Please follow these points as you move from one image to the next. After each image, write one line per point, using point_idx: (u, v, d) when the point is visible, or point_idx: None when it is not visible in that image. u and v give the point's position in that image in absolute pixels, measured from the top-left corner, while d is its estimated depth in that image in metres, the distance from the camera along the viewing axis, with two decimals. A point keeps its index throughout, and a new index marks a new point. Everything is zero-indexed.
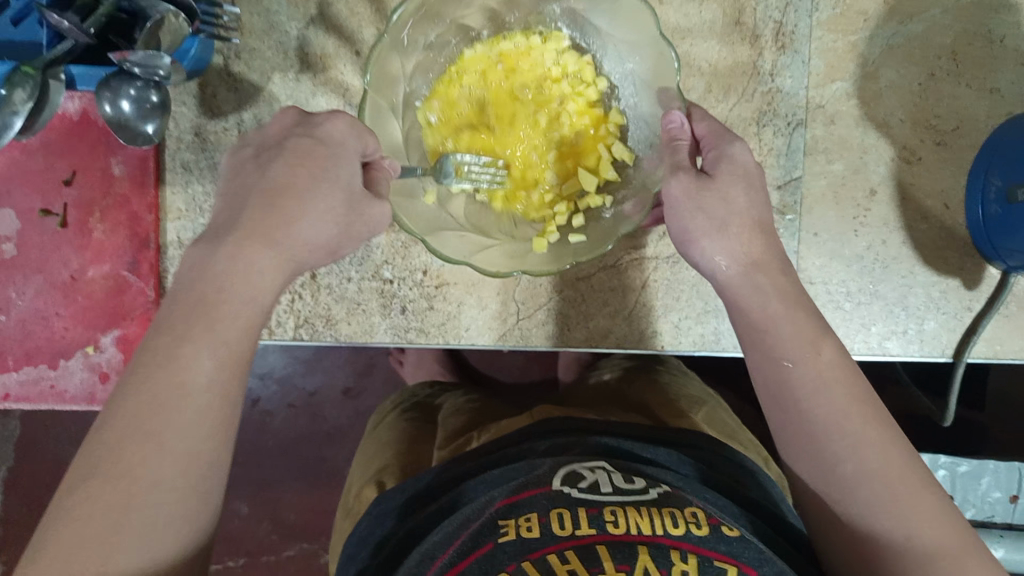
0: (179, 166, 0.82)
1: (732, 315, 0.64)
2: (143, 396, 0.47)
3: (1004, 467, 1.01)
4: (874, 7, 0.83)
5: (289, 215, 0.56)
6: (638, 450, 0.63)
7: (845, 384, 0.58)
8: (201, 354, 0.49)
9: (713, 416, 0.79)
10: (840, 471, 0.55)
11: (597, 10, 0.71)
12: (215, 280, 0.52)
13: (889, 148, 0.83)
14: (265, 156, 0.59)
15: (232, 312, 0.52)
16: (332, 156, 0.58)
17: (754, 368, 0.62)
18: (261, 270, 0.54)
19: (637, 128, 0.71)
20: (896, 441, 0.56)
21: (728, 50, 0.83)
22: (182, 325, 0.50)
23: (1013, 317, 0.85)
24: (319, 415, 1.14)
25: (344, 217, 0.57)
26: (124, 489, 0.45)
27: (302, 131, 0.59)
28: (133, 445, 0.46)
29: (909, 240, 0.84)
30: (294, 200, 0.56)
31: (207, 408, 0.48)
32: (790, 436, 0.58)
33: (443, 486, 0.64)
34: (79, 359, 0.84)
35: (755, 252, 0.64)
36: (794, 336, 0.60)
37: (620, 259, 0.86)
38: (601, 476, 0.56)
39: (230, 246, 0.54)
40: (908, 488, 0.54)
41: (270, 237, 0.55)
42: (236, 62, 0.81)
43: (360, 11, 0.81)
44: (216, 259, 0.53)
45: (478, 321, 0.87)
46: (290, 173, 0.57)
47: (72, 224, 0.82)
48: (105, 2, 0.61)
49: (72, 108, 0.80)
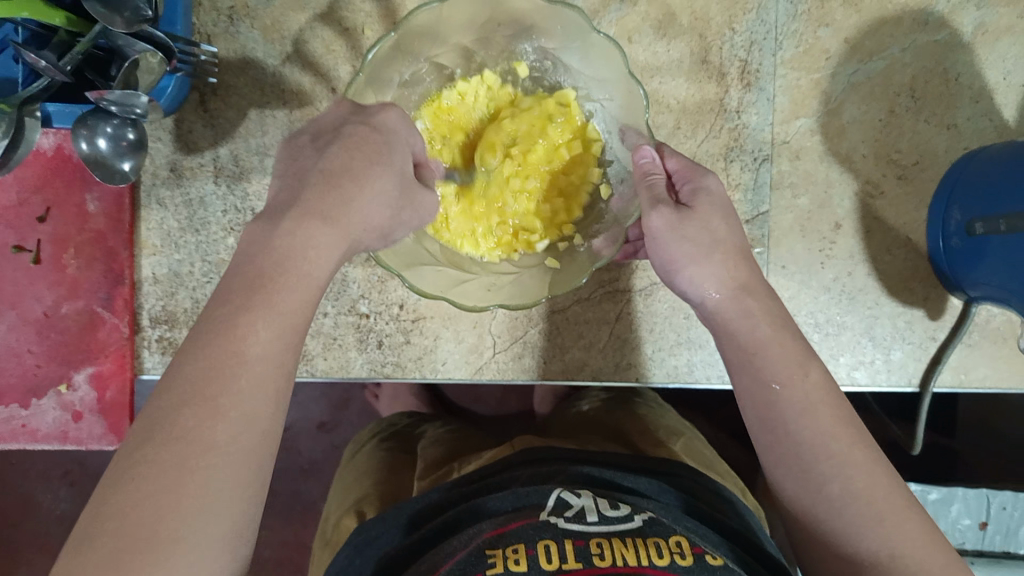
0: (154, 202, 0.82)
1: (721, 340, 0.64)
2: (205, 362, 0.46)
3: (973, 493, 1.02)
4: (835, 46, 0.85)
5: (345, 197, 0.54)
6: (618, 480, 0.64)
7: (830, 405, 0.59)
8: (258, 325, 0.48)
9: (690, 444, 0.80)
10: (826, 491, 0.56)
11: (568, 48, 0.73)
12: (274, 256, 0.51)
13: (853, 182, 0.86)
14: (320, 142, 0.57)
15: (288, 289, 0.50)
16: (384, 143, 0.57)
17: (742, 393, 0.62)
18: (321, 250, 0.52)
19: (611, 163, 0.72)
20: (876, 462, 0.57)
21: (695, 87, 0.85)
22: (235, 308, 0.49)
23: (976, 345, 0.87)
24: (292, 450, 1.13)
25: (396, 200, 0.57)
26: (181, 453, 0.44)
27: (358, 119, 0.58)
28: (192, 412, 0.45)
29: (875, 272, 0.86)
30: (352, 180, 0.54)
31: (262, 378, 0.47)
32: (780, 460, 0.58)
33: (429, 515, 0.64)
34: (53, 397, 0.83)
35: (734, 277, 0.64)
36: (780, 357, 0.61)
37: (594, 292, 0.87)
38: (587, 502, 0.57)
39: (290, 222, 0.52)
40: (891, 507, 0.55)
41: (330, 217, 0.53)
42: (212, 98, 0.82)
43: (337, 49, 0.83)
44: (278, 236, 0.51)
45: (454, 355, 0.87)
46: (344, 157, 0.55)
47: (46, 259, 0.81)
48: (84, 40, 0.62)
49: (47, 144, 0.80)
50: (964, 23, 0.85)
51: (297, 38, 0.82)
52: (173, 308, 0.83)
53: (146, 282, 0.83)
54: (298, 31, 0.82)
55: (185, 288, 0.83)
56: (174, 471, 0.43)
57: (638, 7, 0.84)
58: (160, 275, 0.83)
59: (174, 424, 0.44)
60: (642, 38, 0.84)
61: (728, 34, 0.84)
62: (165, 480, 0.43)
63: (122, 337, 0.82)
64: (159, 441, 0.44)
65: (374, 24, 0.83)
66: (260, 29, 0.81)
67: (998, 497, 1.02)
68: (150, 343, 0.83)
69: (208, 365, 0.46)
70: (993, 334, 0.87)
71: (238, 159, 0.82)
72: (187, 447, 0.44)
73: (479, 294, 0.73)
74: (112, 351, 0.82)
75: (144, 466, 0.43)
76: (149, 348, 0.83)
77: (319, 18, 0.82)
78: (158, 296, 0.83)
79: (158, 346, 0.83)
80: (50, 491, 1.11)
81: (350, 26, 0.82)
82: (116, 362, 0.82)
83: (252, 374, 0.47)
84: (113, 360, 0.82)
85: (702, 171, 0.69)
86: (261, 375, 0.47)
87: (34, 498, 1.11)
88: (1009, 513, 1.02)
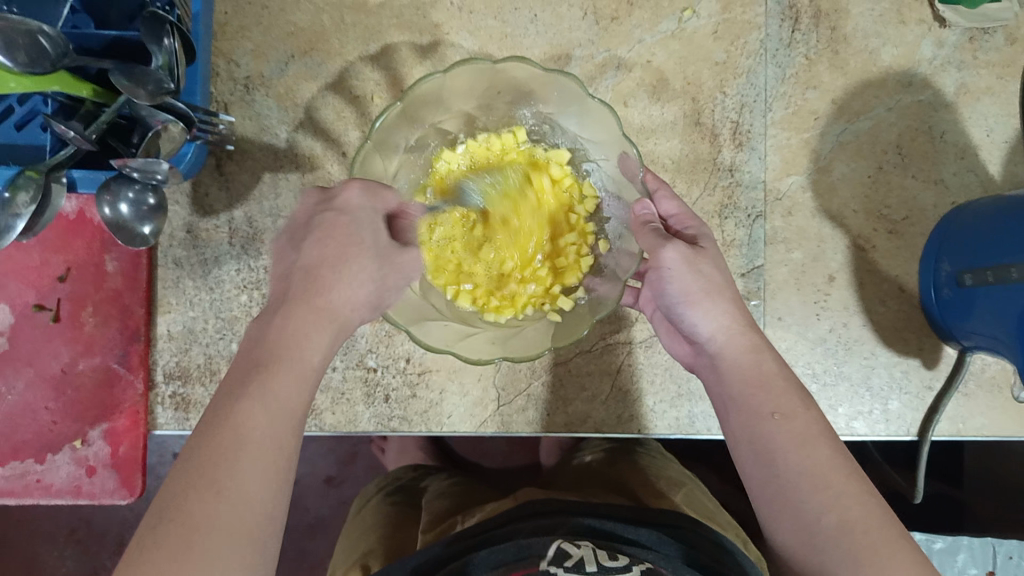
0: (170, 262, 0.85)
1: (723, 384, 0.66)
2: (209, 445, 0.50)
3: (979, 543, 1.03)
4: (823, 107, 0.89)
5: (325, 283, 0.59)
6: (619, 532, 0.65)
7: (827, 438, 0.61)
8: (255, 407, 0.52)
9: (691, 495, 0.82)
10: (822, 524, 0.56)
11: (566, 113, 0.77)
12: (269, 345, 0.55)
13: (845, 237, 0.88)
14: (298, 236, 0.62)
15: (290, 366, 0.55)
16: (353, 224, 0.61)
17: (734, 438, 0.64)
18: (313, 339, 0.57)
19: (609, 220, 0.75)
20: (870, 494, 0.58)
21: (689, 147, 0.88)
22: (238, 386, 0.53)
23: (972, 395, 0.89)
24: (300, 505, 1.14)
25: (378, 272, 0.62)
26: (185, 531, 0.46)
27: (324, 207, 0.62)
28: (195, 492, 0.48)
29: (870, 323, 0.88)
30: (330, 268, 0.60)
31: (264, 456, 0.50)
32: (772, 495, 0.59)
33: (433, 568, 0.66)
34: (67, 453, 0.84)
35: (731, 323, 0.67)
36: (777, 396, 0.63)
37: (596, 344, 0.89)
38: (585, 553, 0.61)
39: (279, 315, 0.58)
40: (886, 535, 0.54)
41: (311, 304, 0.58)
42: (228, 163, 0.85)
43: (346, 116, 0.86)
44: (272, 326, 0.57)
45: (459, 408, 0.89)
46: (320, 248, 0.60)
47: (64, 317, 0.84)
48: (107, 111, 0.66)
49: (70, 208, 0.83)
50: (946, 84, 0.89)
51: (308, 105, 0.86)
52: (187, 364, 0.86)
53: (161, 338, 0.86)
54: (309, 99, 0.86)
55: (199, 344, 0.86)
56: (179, 548, 0.45)
57: (632, 74, 0.87)
58: (174, 332, 0.86)
59: (181, 504, 0.47)
60: (637, 102, 0.88)
61: (719, 97, 0.88)
62: (171, 559, 0.45)
63: (136, 393, 0.84)
64: (166, 523, 0.46)
65: (381, 92, 0.87)
66: (274, 98, 0.86)
67: (1003, 547, 1.04)
68: (163, 398, 0.86)
69: (213, 449, 0.49)
70: (988, 383, 0.89)
71: (251, 221, 0.86)
72: (192, 526, 0.46)
73: (486, 347, 0.73)
74: (127, 407, 0.84)
75: (153, 545, 0.45)
76: (162, 404, 0.86)
77: (329, 87, 0.86)
78: (173, 353, 0.86)
79: (171, 402, 0.86)
80: (58, 548, 1.12)
81: (359, 94, 0.86)
82: (130, 417, 0.84)
83: (253, 456, 0.50)
84: (128, 416, 0.84)
85: (696, 222, 0.73)
86: (263, 454, 0.50)
87: (43, 555, 1.12)
88: (1014, 562, 1.04)
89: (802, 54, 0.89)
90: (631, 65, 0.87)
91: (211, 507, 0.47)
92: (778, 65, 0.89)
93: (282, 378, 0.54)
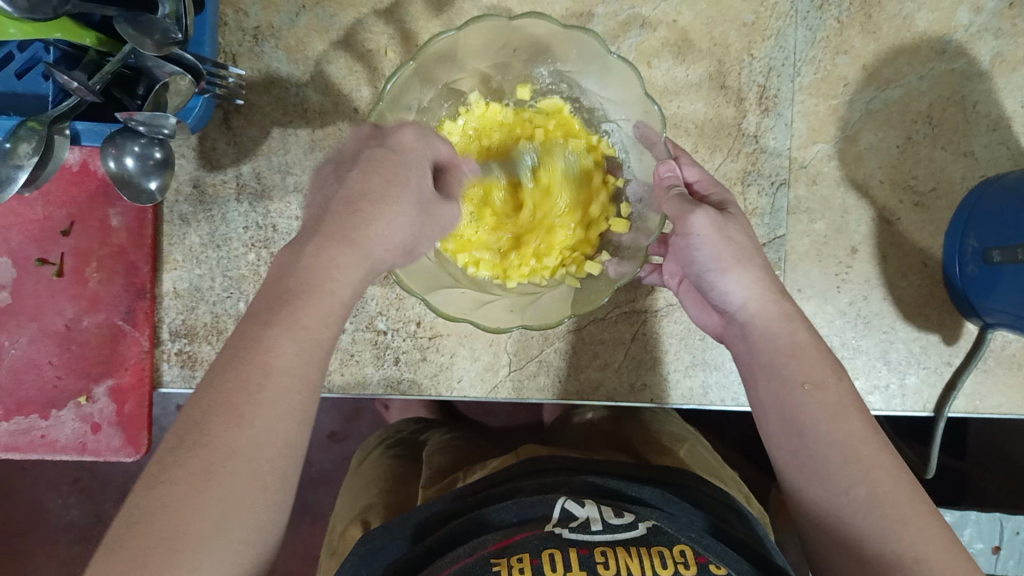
0: (176, 218, 0.83)
1: (750, 353, 0.64)
2: (239, 375, 0.46)
3: (986, 518, 1.02)
4: (853, 73, 0.86)
5: (365, 219, 0.52)
6: (623, 489, 0.64)
7: (859, 409, 0.59)
8: (284, 340, 0.48)
9: (695, 452, 0.80)
10: (850, 495, 0.55)
11: (585, 72, 0.74)
12: (299, 276, 0.50)
13: (869, 209, 0.86)
14: (342, 170, 0.55)
15: (315, 301, 0.50)
16: (400, 162, 0.54)
17: (764, 404, 0.62)
18: (343, 270, 0.51)
19: (630, 181, 0.73)
20: (900, 468, 0.56)
21: (714, 111, 0.85)
22: (264, 316, 0.49)
23: (991, 372, 0.87)
24: (303, 461, 1.13)
25: (420, 217, 0.55)
26: (204, 459, 0.44)
27: (376, 142, 0.56)
28: (217, 419, 0.45)
29: (891, 297, 0.86)
30: (371, 203, 0.52)
31: (290, 389, 0.47)
32: (804, 465, 0.58)
33: (435, 524, 0.64)
34: (71, 410, 0.83)
35: (764, 291, 0.64)
36: (809, 364, 0.61)
37: (610, 312, 0.88)
38: (591, 513, 0.58)
39: (313, 246, 0.51)
40: (916, 513, 0.53)
41: (349, 238, 0.51)
42: (236, 116, 0.83)
43: (358, 71, 0.84)
44: (301, 258, 0.51)
45: (470, 373, 0.88)
46: (364, 181, 0.53)
47: (68, 272, 0.82)
48: (113, 60, 0.64)
49: (73, 160, 0.80)
50: (981, 52, 0.85)
51: (319, 58, 0.83)
52: (193, 323, 0.84)
53: (167, 296, 0.84)
54: (321, 53, 0.83)
55: (205, 303, 0.84)
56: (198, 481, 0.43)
57: (657, 33, 0.84)
58: (180, 290, 0.84)
59: (202, 431, 0.45)
60: (661, 63, 0.85)
61: (747, 60, 0.85)
62: (184, 489, 0.43)
63: (141, 351, 0.83)
64: (187, 447, 0.44)
65: (396, 47, 0.84)
66: (284, 50, 0.83)
67: (1010, 522, 1.02)
68: (169, 356, 0.84)
69: (238, 377, 0.46)
70: (1008, 361, 0.87)
71: (260, 176, 0.84)
72: (211, 455, 0.44)
73: (503, 316, 0.72)
74: (132, 364, 0.83)
75: (176, 467, 0.44)
76: (168, 361, 0.84)
77: (341, 41, 0.83)
78: (179, 311, 0.84)
79: (177, 359, 0.84)
80: (63, 496, 1.12)
81: (371, 49, 0.84)
82: (135, 375, 0.83)
83: (278, 386, 0.47)
84: (133, 373, 0.83)
85: (719, 189, 0.70)
86: (287, 385, 0.47)
87: (48, 504, 1.12)
88: (1022, 539, 1.02)
89: (833, 16, 0.85)
90: (655, 23, 0.84)
91: (234, 435, 0.45)
92: (808, 28, 0.85)
93: (308, 309, 0.50)
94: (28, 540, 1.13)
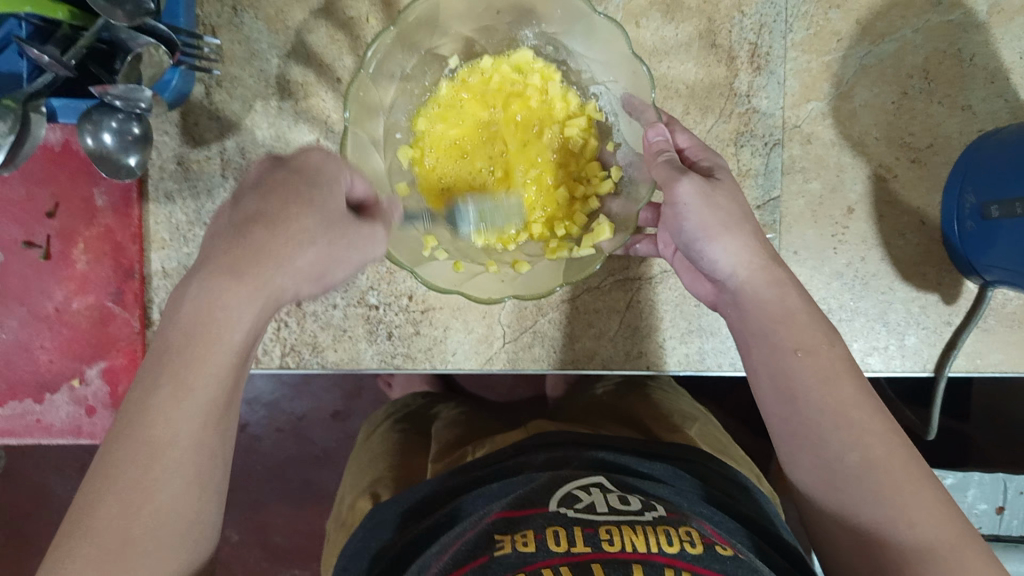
0: (162, 195, 0.82)
1: (744, 319, 0.63)
2: (126, 452, 0.47)
3: (989, 478, 1.01)
4: (847, 28, 0.84)
5: (256, 241, 0.51)
6: (632, 465, 0.64)
7: (853, 374, 0.58)
8: (167, 408, 0.47)
9: (703, 429, 0.79)
10: (845, 461, 0.54)
11: (571, 33, 0.72)
12: (183, 326, 0.49)
13: (865, 166, 0.85)
14: (240, 196, 0.54)
15: (200, 351, 0.49)
16: (304, 182, 0.54)
17: (759, 370, 0.61)
18: (230, 308, 0.49)
19: (621, 145, 0.71)
20: (895, 432, 0.55)
21: (704, 71, 0.84)
22: (162, 372, 0.48)
23: (991, 330, 0.86)
24: (306, 440, 1.13)
25: (324, 239, 0.53)
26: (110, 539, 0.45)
27: (276, 166, 0.55)
28: (111, 500, 0.46)
29: (888, 257, 0.85)
30: (264, 224, 0.51)
31: (184, 461, 0.48)
32: (796, 430, 0.57)
33: (438, 499, 0.64)
34: (65, 392, 0.82)
35: (753, 254, 0.63)
36: (803, 328, 0.60)
37: (604, 281, 0.87)
38: (597, 497, 0.56)
39: (197, 284, 0.50)
40: (910, 477, 0.53)
41: (239, 272, 0.50)
42: (217, 91, 0.81)
43: (340, 40, 0.82)
44: (184, 304, 0.49)
45: (464, 345, 0.87)
46: (260, 205, 0.52)
47: (55, 254, 0.81)
48: (86, 35, 0.63)
49: (54, 139, 0.79)
50: (977, 2, 0.83)
51: (299, 28, 0.82)
52: None
53: (156, 275, 0.82)
54: (301, 23, 0.82)
55: None
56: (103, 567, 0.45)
57: None
58: (169, 269, 0.82)
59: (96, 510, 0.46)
60: (649, 22, 0.83)
61: (737, 17, 0.83)
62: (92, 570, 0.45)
63: (133, 331, 0.82)
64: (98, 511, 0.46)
65: (377, 14, 0.82)
66: (264, 20, 0.81)
67: (1014, 482, 1.00)
68: None
69: (131, 453, 0.47)
70: (1009, 318, 0.86)
71: (244, 151, 0.82)
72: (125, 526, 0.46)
73: (497, 287, 0.70)
74: (123, 345, 0.82)
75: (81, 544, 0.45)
76: None
77: (322, 10, 0.81)
78: (168, 290, 0.83)
79: None
80: (66, 481, 1.12)
81: (352, 16, 0.82)
82: (128, 356, 0.82)
83: (165, 462, 0.47)
84: (125, 354, 0.82)
85: (709, 154, 0.69)
86: (175, 458, 0.47)
87: (51, 488, 1.12)
88: None
89: None
90: None
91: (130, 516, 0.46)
92: None
93: (190, 366, 0.48)
94: (34, 525, 1.13)
